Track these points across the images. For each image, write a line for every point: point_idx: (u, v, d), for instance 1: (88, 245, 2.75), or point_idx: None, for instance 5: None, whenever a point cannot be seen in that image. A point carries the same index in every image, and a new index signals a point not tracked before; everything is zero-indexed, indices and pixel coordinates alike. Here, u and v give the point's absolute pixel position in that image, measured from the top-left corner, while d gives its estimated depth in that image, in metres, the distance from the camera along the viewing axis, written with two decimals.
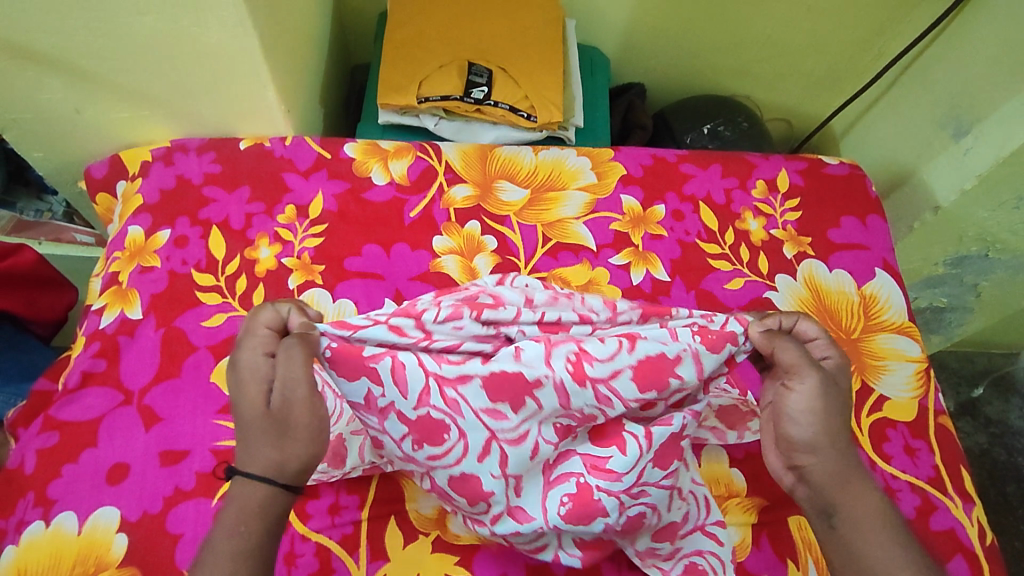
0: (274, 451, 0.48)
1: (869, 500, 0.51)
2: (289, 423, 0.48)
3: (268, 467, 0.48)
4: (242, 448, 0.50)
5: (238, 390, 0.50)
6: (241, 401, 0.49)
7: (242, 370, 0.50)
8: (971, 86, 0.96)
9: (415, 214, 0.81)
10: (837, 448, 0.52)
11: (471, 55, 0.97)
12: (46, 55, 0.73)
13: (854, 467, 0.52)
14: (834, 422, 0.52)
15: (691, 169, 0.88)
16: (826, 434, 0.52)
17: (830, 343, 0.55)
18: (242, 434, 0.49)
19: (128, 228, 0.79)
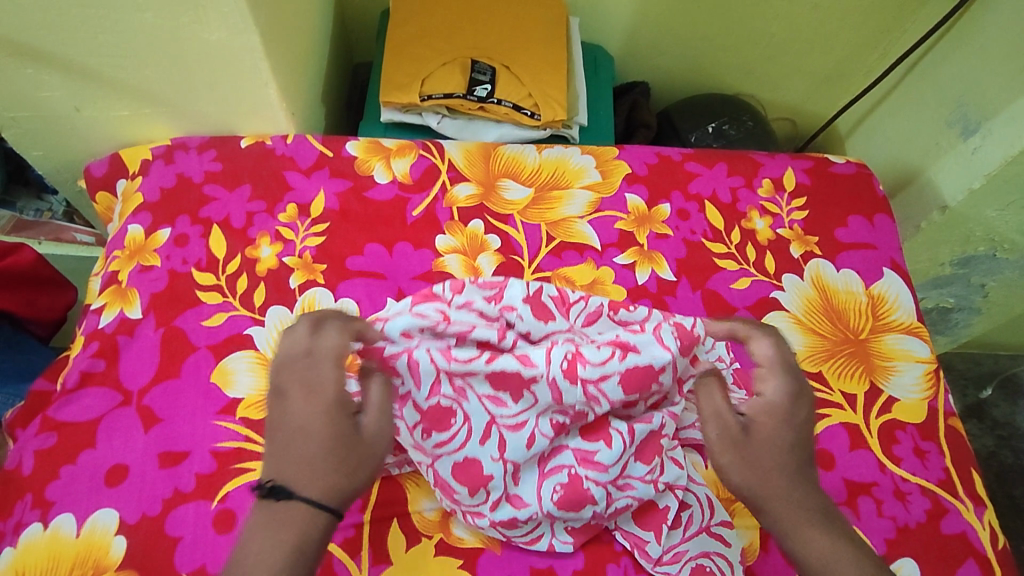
0: (343, 477, 0.49)
1: (822, 532, 0.52)
2: (365, 451, 0.51)
3: (329, 493, 0.48)
4: (292, 468, 0.48)
5: (312, 408, 0.50)
6: (312, 425, 0.50)
7: (325, 394, 0.51)
8: (980, 84, 0.95)
9: (418, 213, 0.80)
10: (780, 471, 0.53)
11: (473, 53, 0.96)
12: (45, 52, 0.72)
13: (802, 489, 0.53)
14: (764, 451, 0.54)
15: (696, 168, 0.87)
16: (763, 473, 0.53)
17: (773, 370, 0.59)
18: (303, 456, 0.49)
19: (127, 226, 0.78)
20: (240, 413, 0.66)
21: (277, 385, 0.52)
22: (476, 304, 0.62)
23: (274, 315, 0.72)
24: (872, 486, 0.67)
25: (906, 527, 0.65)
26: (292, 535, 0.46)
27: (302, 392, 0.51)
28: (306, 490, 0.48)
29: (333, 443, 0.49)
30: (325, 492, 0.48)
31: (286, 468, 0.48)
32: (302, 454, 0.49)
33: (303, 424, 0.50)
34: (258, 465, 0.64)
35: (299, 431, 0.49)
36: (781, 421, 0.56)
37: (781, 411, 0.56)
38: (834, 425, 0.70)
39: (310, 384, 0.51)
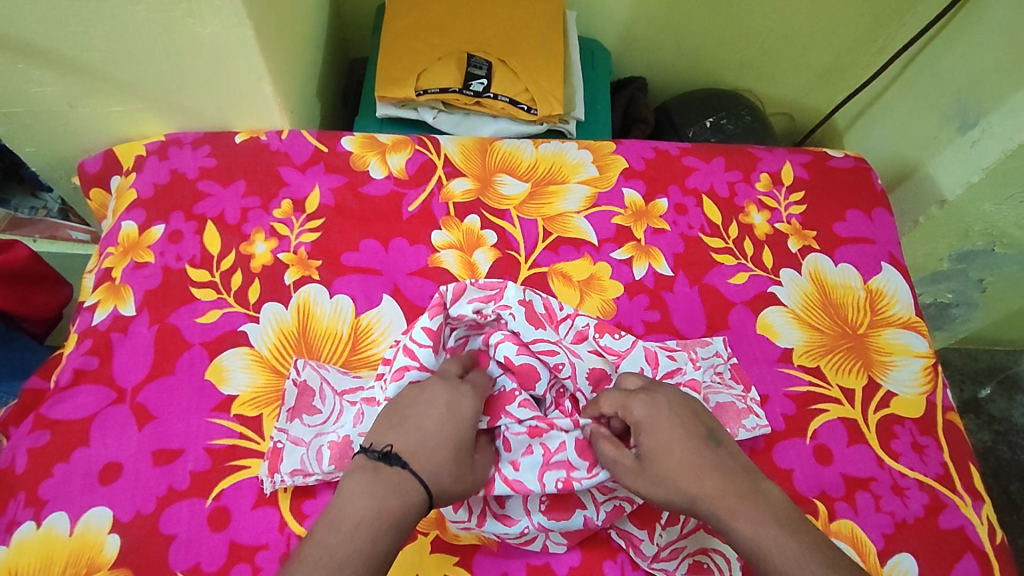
0: (454, 481, 0.53)
1: (749, 515, 0.51)
2: (472, 471, 0.55)
3: (435, 487, 0.51)
4: (413, 450, 0.52)
5: (448, 415, 0.55)
6: (439, 427, 0.54)
7: (465, 407, 0.56)
8: (979, 78, 0.94)
9: (414, 208, 0.80)
10: (687, 485, 0.53)
11: (469, 47, 0.95)
12: (37, 46, 0.71)
13: (716, 489, 0.52)
14: (667, 471, 0.54)
15: (694, 162, 0.87)
16: (674, 489, 0.53)
17: (629, 396, 0.59)
18: (428, 443, 0.53)
19: (122, 223, 0.78)
20: (235, 410, 0.66)
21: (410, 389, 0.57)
22: (469, 293, 0.66)
23: (269, 311, 0.72)
24: (870, 481, 0.67)
25: (904, 523, 0.65)
26: (396, 503, 0.49)
27: (444, 391, 0.56)
28: (422, 472, 0.51)
29: (461, 448, 0.54)
30: (435, 484, 0.51)
31: (407, 445, 0.52)
32: (424, 439, 0.53)
33: (432, 423, 0.54)
34: (253, 463, 0.63)
35: (432, 427, 0.54)
36: (666, 422, 0.56)
37: (660, 413, 0.57)
38: (832, 420, 0.70)
39: (451, 393, 0.56)
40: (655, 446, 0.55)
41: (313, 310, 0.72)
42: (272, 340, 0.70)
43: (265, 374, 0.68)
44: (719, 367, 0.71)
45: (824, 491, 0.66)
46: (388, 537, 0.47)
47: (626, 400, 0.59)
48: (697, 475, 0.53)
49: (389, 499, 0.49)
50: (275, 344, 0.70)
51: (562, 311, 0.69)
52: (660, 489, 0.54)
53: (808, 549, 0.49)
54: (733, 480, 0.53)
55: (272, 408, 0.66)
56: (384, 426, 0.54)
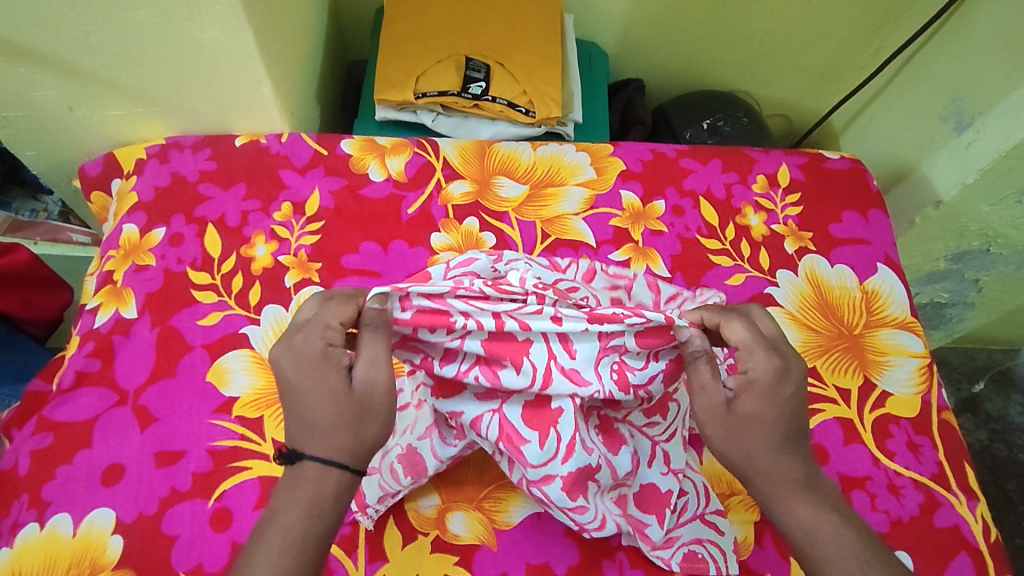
0: (352, 434, 0.48)
1: (811, 504, 0.50)
2: (364, 404, 0.49)
3: (335, 450, 0.48)
4: (300, 432, 0.48)
5: (306, 379, 0.49)
6: (308, 385, 0.48)
7: (308, 354, 0.49)
8: (973, 79, 0.95)
9: (413, 210, 0.80)
10: (770, 458, 0.51)
11: (467, 50, 0.96)
12: (37, 51, 0.72)
13: (795, 476, 0.51)
14: (756, 432, 0.51)
15: (691, 164, 0.88)
16: (752, 450, 0.51)
17: (757, 351, 0.53)
18: (308, 415, 0.48)
19: (123, 226, 0.78)
20: (236, 411, 0.66)
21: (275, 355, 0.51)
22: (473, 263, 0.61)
23: (270, 314, 0.72)
24: (865, 480, 0.68)
25: (900, 521, 0.66)
26: (307, 493, 0.47)
27: (283, 355, 0.49)
28: (317, 451, 0.47)
29: (336, 404, 0.48)
30: (334, 450, 0.48)
31: (291, 429, 0.49)
32: (304, 412, 0.48)
33: (302, 388, 0.48)
34: (255, 465, 0.64)
35: (297, 403, 0.48)
36: (784, 398, 0.52)
37: (779, 382, 0.52)
38: (828, 421, 0.71)
39: (291, 346, 0.50)
40: (756, 408, 0.51)
41: None
42: (273, 342, 0.71)
43: (266, 376, 0.69)
44: None
45: None
46: (315, 522, 0.46)
47: (754, 349, 0.53)
48: (779, 455, 0.51)
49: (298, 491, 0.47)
50: (275, 346, 0.70)
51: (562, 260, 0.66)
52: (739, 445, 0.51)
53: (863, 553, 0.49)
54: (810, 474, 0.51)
55: (273, 410, 0.67)
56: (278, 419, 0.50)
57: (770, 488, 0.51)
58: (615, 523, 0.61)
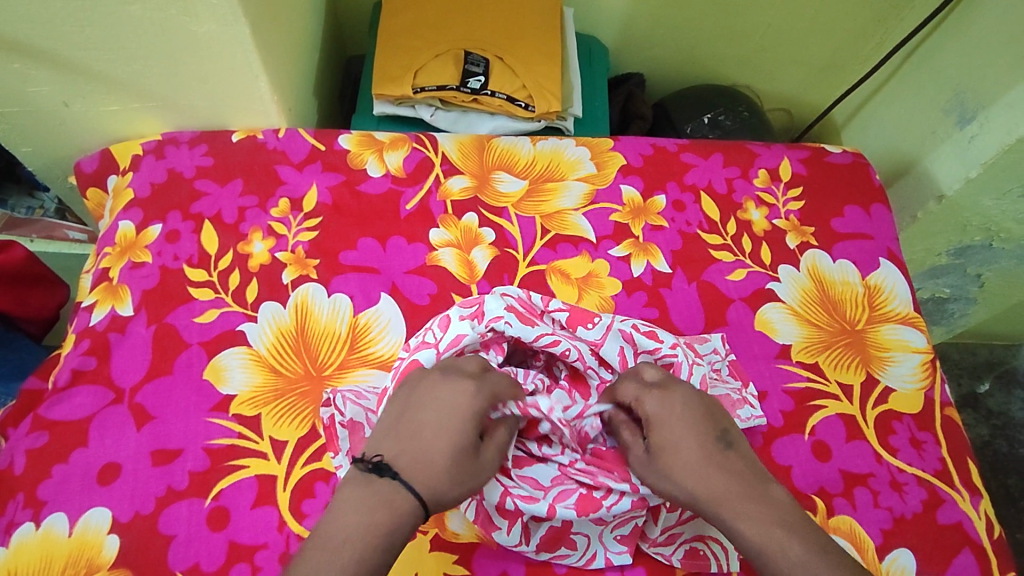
0: (450, 488, 0.52)
1: (755, 516, 0.51)
2: (479, 473, 0.54)
3: (430, 494, 0.51)
4: (411, 463, 0.51)
5: (448, 420, 0.54)
6: (447, 434, 0.53)
7: (465, 411, 0.55)
8: (976, 72, 0.94)
9: (411, 206, 0.80)
10: (690, 483, 0.53)
11: (466, 44, 0.95)
12: (31, 46, 0.71)
13: (720, 488, 0.53)
14: (673, 469, 0.54)
15: (692, 159, 0.87)
16: (683, 481, 0.54)
17: (646, 391, 0.59)
18: (428, 453, 0.52)
19: (119, 223, 0.77)
20: (233, 409, 0.66)
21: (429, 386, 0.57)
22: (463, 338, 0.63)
23: (267, 311, 0.72)
24: (868, 477, 0.67)
25: (902, 518, 0.65)
26: (382, 517, 0.48)
27: (449, 399, 0.55)
28: (419, 484, 0.50)
29: (460, 457, 0.53)
30: (430, 492, 0.50)
31: (406, 458, 0.52)
32: (426, 449, 0.52)
33: (438, 428, 0.54)
34: (252, 463, 0.63)
35: (427, 435, 0.53)
36: (679, 422, 0.56)
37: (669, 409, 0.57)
38: (830, 416, 0.70)
39: (449, 394, 0.56)
40: (665, 431, 0.56)
41: (310, 309, 0.72)
42: (270, 340, 0.70)
43: (264, 373, 0.68)
44: (718, 363, 0.71)
45: (823, 487, 0.66)
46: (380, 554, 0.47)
47: (640, 394, 0.59)
48: (708, 475, 0.53)
49: (377, 512, 0.48)
50: (273, 343, 0.70)
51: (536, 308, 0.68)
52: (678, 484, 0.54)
53: (813, 552, 0.48)
54: (744, 485, 0.53)
55: (270, 407, 0.66)
56: (389, 440, 0.53)
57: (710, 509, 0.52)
58: (605, 559, 0.61)
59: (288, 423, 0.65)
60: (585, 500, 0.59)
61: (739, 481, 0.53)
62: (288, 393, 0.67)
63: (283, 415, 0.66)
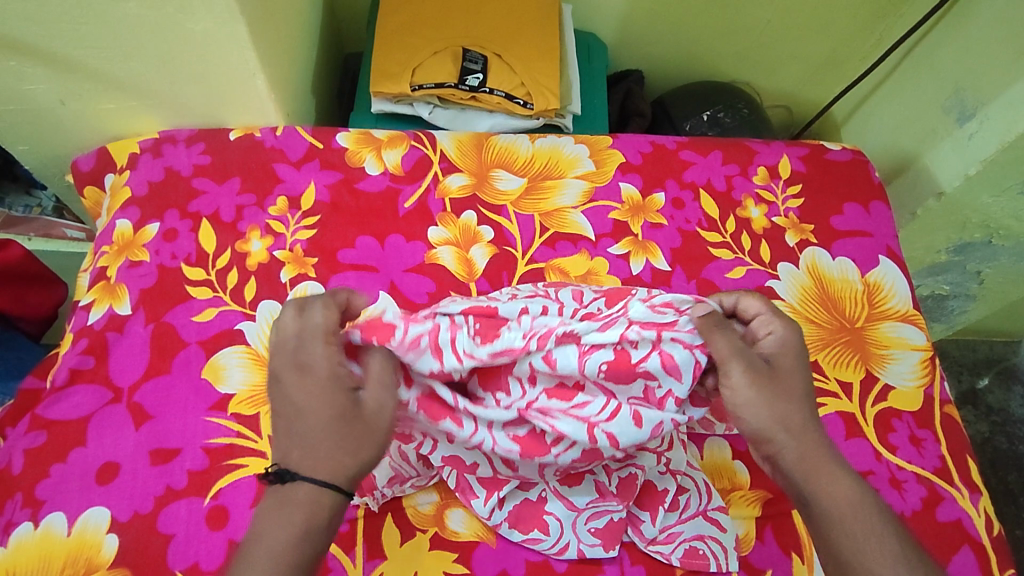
0: (354, 456, 0.48)
1: (842, 482, 0.52)
2: (371, 428, 0.49)
3: (336, 471, 0.48)
4: (300, 453, 0.48)
5: (310, 397, 0.49)
6: (316, 402, 0.49)
7: (319, 373, 0.50)
8: (976, 69, 0.94)
9: (410, 204, 0.79)
10: (790, 423, 0.52)
11: (464, 41, 0.95)
12: (27, 44, 0.70)
13: (815, 443, 0.53)
14: (782, 401, 0.53)
15: (691, 156, 0.87)
16: (782, 420, 0.52)
17: (774, 318, 0.57)
18: (309, 433, 0.48)
19: (116, 221, 0.77)
20: (232, 408, 0.65)
21: (277, 363, 0.51)
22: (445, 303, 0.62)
23: (266, 309, 0.71)
24: (868, 475, 0.67)
25: (902, 515, 0.65)
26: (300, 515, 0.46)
27: (293, 374, 0.50)
28: (315, 468, 0.47)
29: (335, 426, 0.48)
30: (334, 472, 0.47)
31: (289, 449, 0.48)
32: (307, 429, 0.48)
33: (312, 399, 0.49)
34: (252, 462, 0.63)
35: (298, 421, 0.49)
36: (797, 366, 0.55)
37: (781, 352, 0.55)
38: (830, 414, 0.70)
39: (298, 365, 0.50)
40: (783, 370, 0.54)
41: None
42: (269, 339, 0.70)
43: (262, 372, 0.68)
44: None
45: None
46: (309, 544, 0.46)
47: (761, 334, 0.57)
48: (809, 431, 0.53)
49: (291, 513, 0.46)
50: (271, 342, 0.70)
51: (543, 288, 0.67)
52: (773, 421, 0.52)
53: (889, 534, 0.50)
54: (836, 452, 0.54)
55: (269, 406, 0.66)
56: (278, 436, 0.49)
57: (798, 464, 0.52)
58: (578, 549, 0.61)
59: None
60: (532, 442, 0.57)
61: (829, 449, 0.53)
62: None
63: None
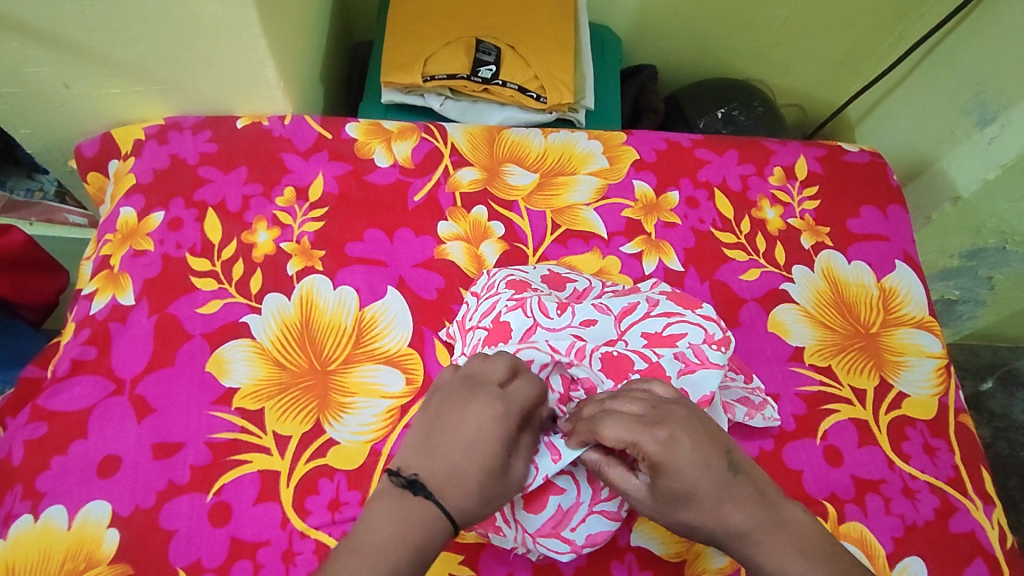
0: (480, 506, 0.50)
1: (778, 550, 0.49)
2: (506, 491, 0.52)
3: (468, 515, 0.50)
4: (451, 489, 0.50)
5: (475, 439, 0.51)
6: (470, 444, 0.51)
7: (484, 419, 0.52)
8: (999, 71, 0.92)
9: (419, 198, 0.78)
10: (724, 509, 0.49)
11: (478, 32, 0.93)
12: (30, 26, 0.69)
13: (746, 525, 0.49)
14: (706, 492, 0.48)
15: (706, 154, 0.85)
16: (699, 505, 0.49)
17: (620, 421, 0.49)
18: (459, 466, 0.50)
19: (120, 209, 0.76)
20: (236, 403, 0.64)
21: (461, 412, 0.53)
22: (464, 323, 0.67)
23: (271, 302, 0.70)
24: (880, 483, 0.66)
25: (914, 526, 0.64)
26: (418, 534, 0.48)
27: (451, 418, 0.52)
28: (448, 502, 0.49)
29: (492, 474, 0.51)
30: (463, 511, 0.50)
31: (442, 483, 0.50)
32: (451, 463, 0.50)
33: (471, 429, 0.51)
34: (255, 458, 0.62)
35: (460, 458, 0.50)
36: (684, 466, 0.48)
37: (670, 409, 0.50)
38: (843, 421, 0.69)
39: (445, 398, 0.54)
40: (679, 473, 0.48)
41: (316, 302, 0.70)
42: (274, 332, 0.69)
43: (267, 367, 0.67)
44: None
45: (834, 493, 0.65)
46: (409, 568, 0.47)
47: (635, 436, 0.48)
48: (749, 524, 0.49)
49: (416, 533, 0.48)
50: (277, 336, 0.68)
51: (536, 270, 0.70)
52: (707, 524, 0.49)
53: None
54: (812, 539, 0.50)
55: (274, 401, 0.65)
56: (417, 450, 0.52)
57: (738, 539, 0.49)
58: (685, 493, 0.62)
59: (292, 418, 0.64)
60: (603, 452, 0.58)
61: (771, 518, 0.49)
62: (292, 386, 0.66)
63: (288, 408, 0.64)
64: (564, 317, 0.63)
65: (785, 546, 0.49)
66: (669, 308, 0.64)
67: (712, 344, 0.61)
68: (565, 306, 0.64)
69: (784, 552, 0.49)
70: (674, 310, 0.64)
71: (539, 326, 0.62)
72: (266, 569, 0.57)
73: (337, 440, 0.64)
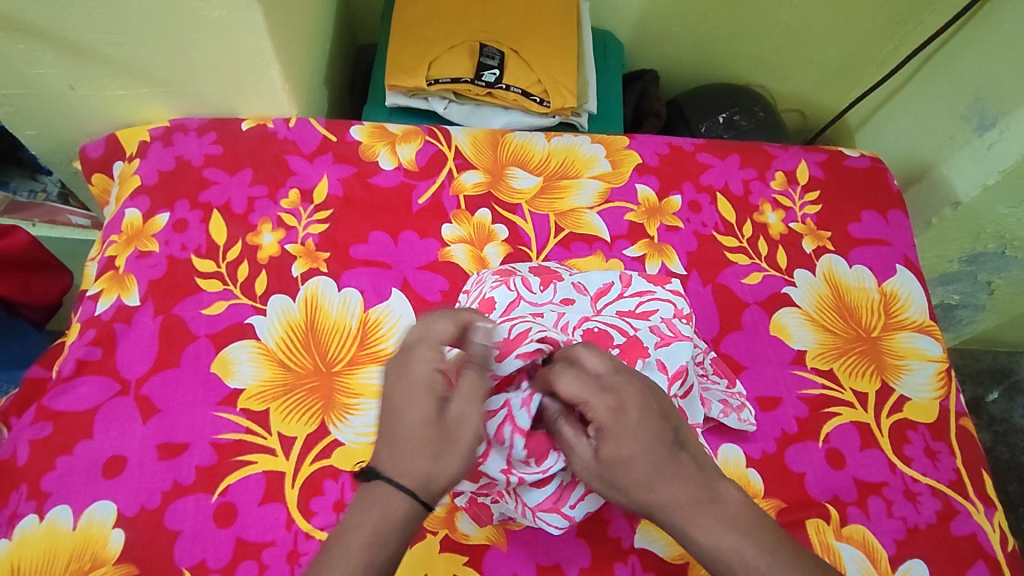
0: (432, 465, 0.48)
1: (712, 530, 0.47)
2: (454, 439, 0.49)
3: (417, 480, 0.48)
4: (393, 455, 0.49)
5: (405, 397, 0.50)
6: (405, 403, 0.50)
7: (415, 377, 0.50)
8: (998, 78, 0.93)
9: (423, 201, 0.78)
10: (661, 483, 0.47)
11: (482, 36, 0.93)
12: (38, 28, 0.69)
13: (680, 502, 0.47)
14: (644, 461, 0.47)
15: (708, 159, 0.85)
16: (638, 474, 0.47)
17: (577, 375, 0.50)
18: (395, 430, 0.49)
19: (125, 210, 0.76)
20: (241, 404, 0.64)
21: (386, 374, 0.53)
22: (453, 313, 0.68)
23: (276, 303, 0.70)
24: (882, 486, 0.66)
25: (916, 528, 0.65)
26: (374, 519, 0.47)
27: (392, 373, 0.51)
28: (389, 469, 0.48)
29: (427, 429, 0.49)
30: (416, 474, 0.48)
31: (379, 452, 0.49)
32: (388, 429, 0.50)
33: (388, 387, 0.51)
34: (260, 459, 0.62)
35: (392, 419, 0.50)
36: (631, 430, 0.47)
37: (631, 377, 0.50)
38: (845, 425, 0.69)
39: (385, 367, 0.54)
40: (620, 435, 0.48)
41: (319, 303, 0.71)
42: (279, 333, 0.69)
43: (272, 368, 0.67)
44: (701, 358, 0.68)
45: (836, 496, 0.65)
46: (376, 553, 0.46)
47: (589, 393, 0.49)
48: (686, 501, 0.47)
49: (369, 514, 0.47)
50: (282, 337, 0.69)
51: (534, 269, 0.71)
52: (644, 496, 0.48)
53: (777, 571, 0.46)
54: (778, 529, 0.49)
55: (280, 402, 0.65)
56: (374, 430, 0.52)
57: (673, 513, 0.47)
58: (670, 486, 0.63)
59: (298, 419, 0.64)
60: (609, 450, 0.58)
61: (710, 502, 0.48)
62: (297, 387, 0.66)
63: (294, 409, 0.65)
64: (546, 294, 0.66)
65: (718, 527, 0.47)
66: (641, 286, 0.66)
67: (681, 318, 0.62)
68: (547, 283, 0.67)
69: (717, 531, 0.47)
70: (645, 288, 0.65)
71: (522, 299, 0.65)
72: (271, 570, 0.58)
73: (342, 441, 0.64)
